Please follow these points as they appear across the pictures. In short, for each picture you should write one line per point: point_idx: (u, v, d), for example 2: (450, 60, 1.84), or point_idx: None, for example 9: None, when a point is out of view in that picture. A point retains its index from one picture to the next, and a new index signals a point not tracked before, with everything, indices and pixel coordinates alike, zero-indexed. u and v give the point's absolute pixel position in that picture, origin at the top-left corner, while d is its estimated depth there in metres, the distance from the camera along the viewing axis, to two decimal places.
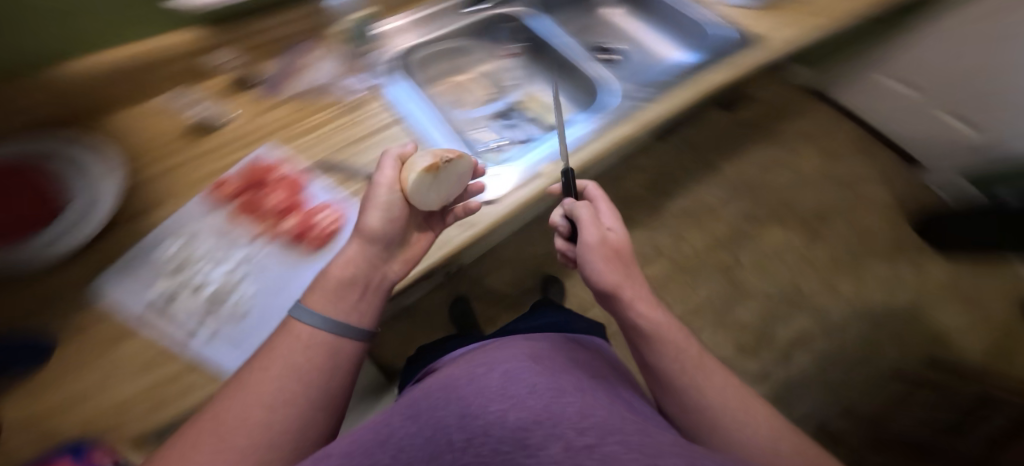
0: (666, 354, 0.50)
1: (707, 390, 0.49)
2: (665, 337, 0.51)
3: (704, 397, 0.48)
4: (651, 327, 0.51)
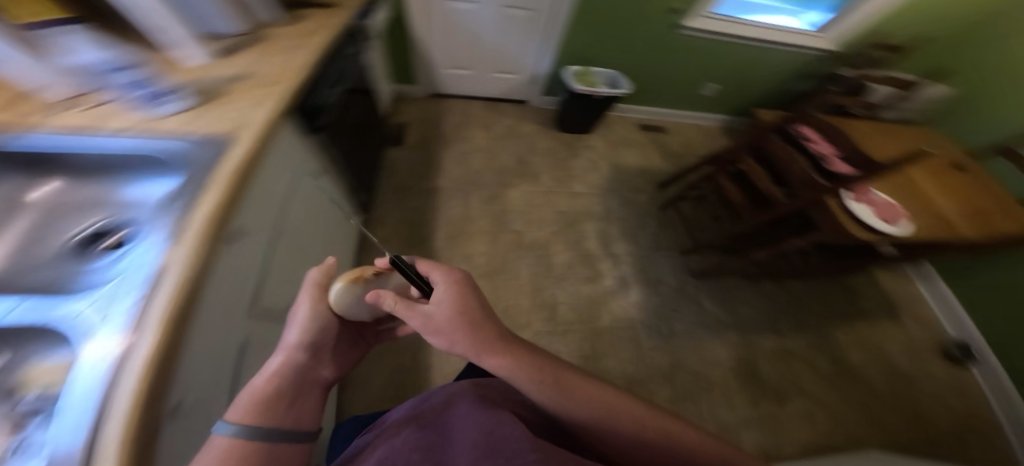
0: (550, 383, 0.62)
1: (582, 383, 0.64)
2: (561, 376, 0.64)
3: (593, 399, 0.62)
4: (543, 366, 0.64)
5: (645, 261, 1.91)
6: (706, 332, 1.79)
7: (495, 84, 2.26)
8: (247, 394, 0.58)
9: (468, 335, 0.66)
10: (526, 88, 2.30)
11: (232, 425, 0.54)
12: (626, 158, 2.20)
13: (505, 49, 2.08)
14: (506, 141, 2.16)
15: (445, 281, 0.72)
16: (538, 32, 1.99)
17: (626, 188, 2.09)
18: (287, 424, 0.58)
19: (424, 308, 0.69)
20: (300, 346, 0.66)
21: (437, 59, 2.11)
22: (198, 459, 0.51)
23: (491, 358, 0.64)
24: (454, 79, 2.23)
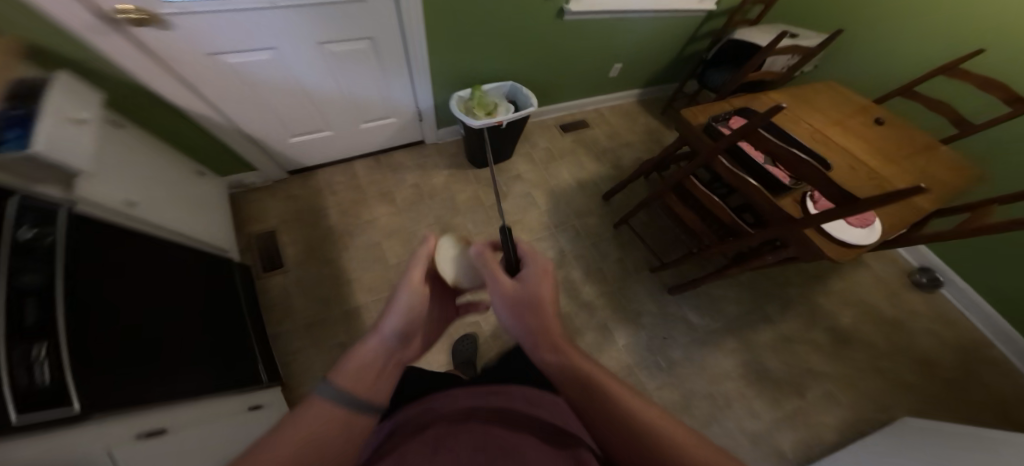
0: (580, 376, 0.60)
1: (612, 387, 0.59)
2: (596, 377, 0.60)
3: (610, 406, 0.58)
4: (581, 363, 0.62)
5: (623, 295, 1.68)
6: (705, 347, 1.65)
7: (368, 134, 1.71)
8: (345, 362, 0.58)
9: (537, 325, 0.64)
10: (408, 126, 1.77)
11: (334, 387, 0.54)
12: (561, 174, 1.84)
13: (349, 90, 1.49)
14: (418, 207, 1.71)
15: (529, 267, 0.68)
16: (384, 57, 1.43)
17: (575, 214, 1.77)
18: (366, 391, 0.56)
19: (509, 290, 0.66)
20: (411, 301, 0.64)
21: (270, 134, 1.52)
22: (295, 420, 0.51)
23: (543, 344, 0.64)
24: (312, 148, 1.65)
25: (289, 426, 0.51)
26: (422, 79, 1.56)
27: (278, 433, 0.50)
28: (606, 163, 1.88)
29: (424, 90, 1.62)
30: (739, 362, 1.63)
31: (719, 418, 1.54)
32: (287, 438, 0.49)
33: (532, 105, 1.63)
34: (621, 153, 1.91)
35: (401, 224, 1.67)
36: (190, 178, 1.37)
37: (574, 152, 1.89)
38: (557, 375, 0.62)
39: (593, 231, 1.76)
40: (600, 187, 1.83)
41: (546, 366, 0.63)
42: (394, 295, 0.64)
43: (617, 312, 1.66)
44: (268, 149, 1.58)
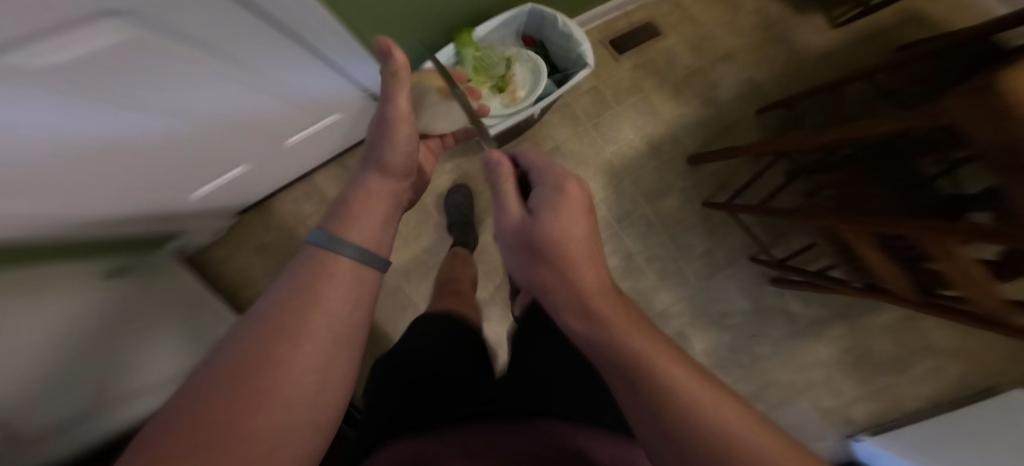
0: (590, 312, 0.50)
1: (638, 340, 0.46)
2: (612, 319, 0.49)
3: (627, 351, 0.46)
4: (602, 304, 0.50)
5: (707, 298, 1.30)
6: (800, 338, 1.40)
7: (307, 146, 1.03)
8: (358, 185, 0.65)
9: (562, 269, 0.53)
10: (366, 111, 1.04)
11: (353, 245, 0.54)
12: (625, 134, 1.18)
13: (206, 119, 0.76)
14: (428, 230, 1.23)
15: (548, 190, 0.59)
16: (211, 52, 0.64)
17: (648, 197, 1.19)
18: (372, 244, 0.57)
19: (527, 224, 0.57)
20: (399, 128, 0.71)
21: (150, 204, 0.91)
22: (289, 276, 0.49)
23: (563, 285, 0.52)
24: (236, 187, 1.03)
25: (293, 295, 0.46)
26: (346, 57, 0.82)
27: (284, 301, 0.45)
28: (697, 98, 1.17)
29: (352, 61, 0.84)
30: (837, 350, 1.41)
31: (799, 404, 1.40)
32: (288, 309, 0.44)
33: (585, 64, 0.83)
34: (722, 75, 1.17)
35: (417, 257, 1.24)
36: (96, 295, 0.82)
37: (644, 92, 1.18)
38: (575, 318, 0.51)
39: (674, 217, 1.21)
40: (687, 145, 1.17)
41: (568, 313, 0.52)
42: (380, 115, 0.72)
43: (698, 317, 1.33)
44: (170, 212, 0.98)
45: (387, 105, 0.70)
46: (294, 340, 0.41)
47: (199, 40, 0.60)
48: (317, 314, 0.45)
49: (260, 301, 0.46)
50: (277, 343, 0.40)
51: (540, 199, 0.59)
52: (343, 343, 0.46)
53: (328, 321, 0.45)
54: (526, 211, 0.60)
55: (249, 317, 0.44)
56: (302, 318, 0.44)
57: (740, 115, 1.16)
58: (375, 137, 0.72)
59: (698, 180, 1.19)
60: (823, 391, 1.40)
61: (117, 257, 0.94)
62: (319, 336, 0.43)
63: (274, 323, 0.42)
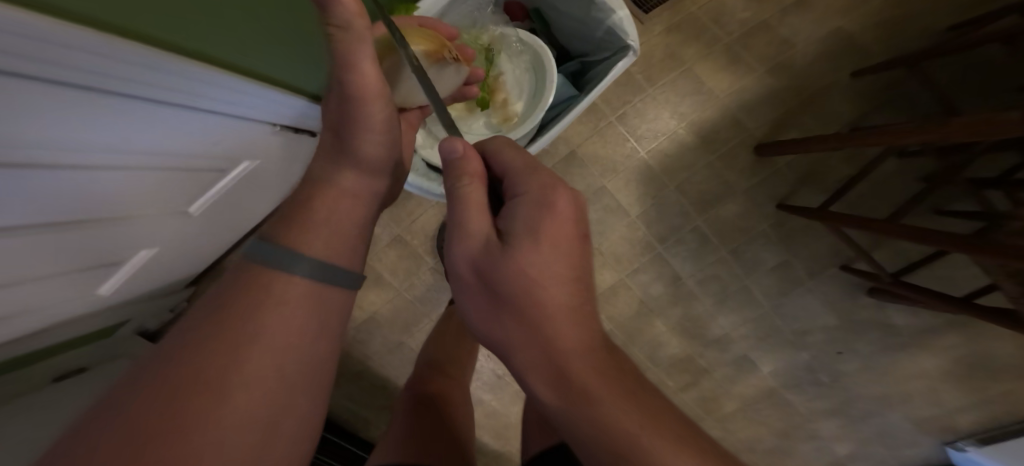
0: (559, 369, 0.34)
1: (608, 399, 0.33)
2: (583, 376, 0.33)
3: (594, 415, 0.33)
4: (577, 357, 0.34)
5: (780, 318, 1.03)
6: (901, 349, 1.06)
7: (234, 206, 0.76)
8: (310, 176, 0.43)
9: (531, 319, 0.34)
10: (296, 146, 0.76)
11: (311, 257, 0.38)
12: (665, 125, 0.89)
13: (63, 232, 0.46)
14: (423, 276, 0.95)
15: (524, 207, 0.36)
16: (45, 150, 0.34)
17: (701, 205, 0.93)
18: (336, 256, 0.40)
19: (488, 259, 0.35)
20: (363, 110, 0.41)
21: (32, 334, 0.63)
22: (219, 295, 0.35)
23: (528, 341, 0.34)
24: (155, 275, 0.76)
25: (230, 326, 0.33)
26: (209, 80, 0.45)
27: (214, 339, 0.32)
28: (763, 67, 0.87)
29: (245, 98, 0.54)
30: (946, 358, 1.06)
31: (889, 417, 1.11)
32: (223, 343, 0.32)
33: (631, 53, 0.52)
34: (796, 29, 0.86)
35: (414, 310, 0.96)
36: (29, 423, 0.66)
37: (691, 65, 0.88)
38: (541, 376, 0.34)
39: (737, 227, 0.94)
40: (750, 131, 0.89)
41: (533, 372, 0.35)
42: (336, 89, 0.41)
43: (766, 338, 1.05)
44: (74, 325, 0.71)
45: (346, 78, 0.39)
46: (239, 386, 0.31)
47: (15, 147, 0.31)
48: (263, 360, 0.33)
49: (184, 326, 0.34)
50: (211, 390, 0.30)
51: (515, 221, 0.36)
52: (302, 379, 0.35)
53: (283, 360, 0.34)
54: (493, 232, 0.36)
55: (174, 343, 0.32)
56: (242, 370, 0.31)
57: (825, 82, 0.87)
58: (325, 116, 0.44)
59: (769, 174, 0.91)
60: (919, 397, 1.09)
61: (35, 375, 0.74)
62: (267, 384, 0.32)
63: (199, 381, 0.30)
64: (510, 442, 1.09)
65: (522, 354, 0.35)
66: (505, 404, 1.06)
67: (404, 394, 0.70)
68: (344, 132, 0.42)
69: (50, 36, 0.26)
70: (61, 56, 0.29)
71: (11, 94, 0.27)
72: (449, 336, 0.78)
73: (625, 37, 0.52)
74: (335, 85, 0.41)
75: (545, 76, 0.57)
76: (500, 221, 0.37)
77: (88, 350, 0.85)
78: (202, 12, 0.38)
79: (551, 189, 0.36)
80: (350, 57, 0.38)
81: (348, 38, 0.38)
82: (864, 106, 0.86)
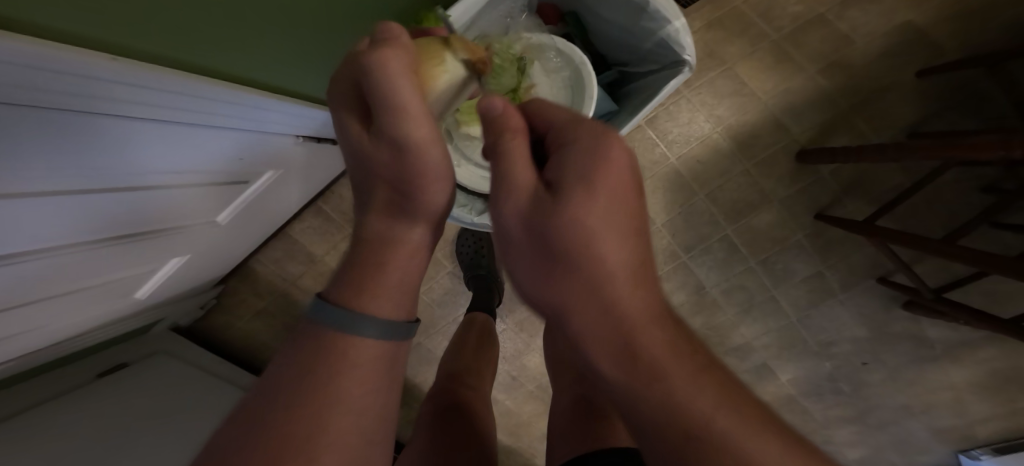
0: (623, 340, 0.24)
1: (687, 383, 0.23)
2: (653, 348, 0.24)
3: (664, 395, 0.23)
4: (648, 327, 0.24)
5: (806, 329, 0.99)
6: (932, 362, 1.00)
7: (259, 211, 0.73)
8: (361, 235, 0.33)
9: (590, 274, 0.24)
10: (318, 155, 0.73)
11: (381, 320, 0.30)
12: (699, 129, 0.84)
13: (79, 253, 0.43)
14: (440, 280, 0.93)
15: (575, 153, 0.26)
16: (55, 178, 0.32)
17: (732, 214, 0.88)
18: (403, 312, 0.32)
19: (537, 209, 0.25)
20: (425, 161, 0.30)
21: (68, 337, 0.64)
22: (296, 355, 0.29)
23: (587, 304, 0.24)
24: (183, 282, 0.75)
25: (306, 388, 0.27)
26: (225, 98, 0.41)
27: (295, 400, 0.27)
28: (814, 67, 0.81)
29: (262, 113, 0.50)
30: (979, 371, 0.99)
31: (908, 427, 1.06)
32: (306, 412, 0.26)
33: (686, 69, 0.48)
34: (856, 25, 0.79)
35: (431, 313, 0.95)
36: (71, 408, 0.68)
37: (732, 64, 0.81)
38: (603, 349, 0.24)
39: (770, 236, 0.89)
40: (794, 136, 0.83)
41: (593, 343, 0.25)
42: (379, 132, 0.29)
43: (789, 349, 1.01)
44: (115, 326, 0.72)
45: (390, 123, 0.27)
46: (326, 449, 0.26)
47: (22, 181, 0.29)
48: (349, 422, 0.27)
49: (262, 387, 0.28)
50: (299, 454, 0.25)
51: (565, 170, 0.26)
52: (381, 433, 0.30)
53: (365, 421, 0.28)
54: (539, 183, 0.26)
55: (249, 407, 0.27)
56: (327, 431, 0.26)
57: (885, 84, 0.80)
58: (365, 164, 0.31)
59: (812, 182, 0.86)
60: (942, 409, 1.03)
61: (68, 376, 0.75)
62: (353, 445, 0.27)
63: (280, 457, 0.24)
64: (522, 440, 1.07)
65: (579, 319, 0.25)
66: (519, 403, 1.04)
67: (425, 406, 0.67)
68: (402, 187, 0.31)
69: (57, 72, 0.24)
70: (80, 86, 0.27)
71: (20, 130, 0.25)
72: (470, 347, 0.76)
73: (682, 50, 0.48)
74: (380, 130, 0.28)
75: (584, 90, 0.53)
76: (547, 172, 0.27)
77: (123, 347, 0.85)
78: (227, 34, 0.36)
79: (605, 136, 0.26)
80: (396, 93, 0.26)
81: (388, 68, 0.26)
82: (930, 111, 0.79)
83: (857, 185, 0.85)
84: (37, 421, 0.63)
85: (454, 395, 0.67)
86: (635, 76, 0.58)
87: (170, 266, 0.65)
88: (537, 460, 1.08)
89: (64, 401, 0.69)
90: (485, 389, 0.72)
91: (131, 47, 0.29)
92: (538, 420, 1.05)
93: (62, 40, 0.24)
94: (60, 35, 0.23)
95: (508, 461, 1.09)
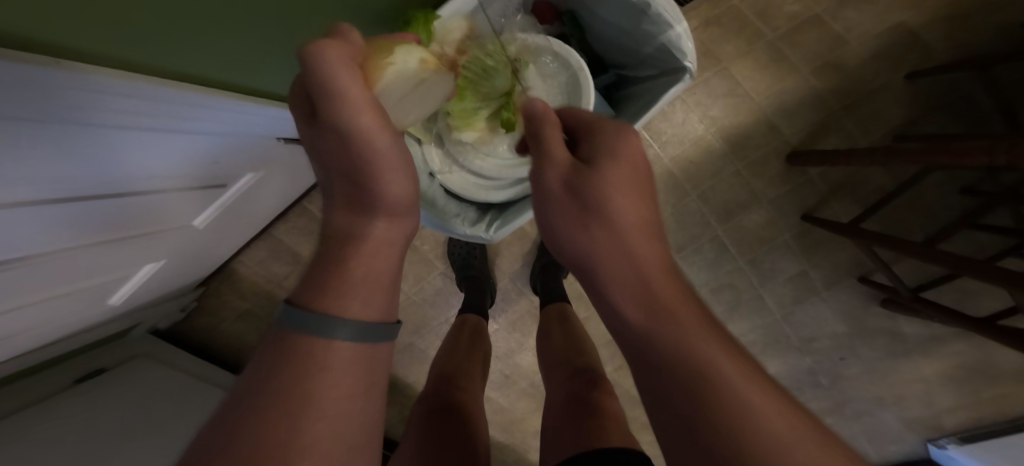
0: (642, 286, 0.27)
1: (691, 321, 0.26)
2: (666, 293, 0.27)
3: (676, 331, 0.26)
4: (664, 279, 0.28)
5: (790, 326, 0.99)
6: (904, 356, 1.02)
7: (242, 212, 0.70)
8: (327, 233, 0.31)
9: (615, 224, 0.28)
10: (303, 156, 0.71)
11: (351, 321, 0.27)
12: (692, 129, 0.83)
13: (43, 262, 0.41)
14: (433, 280, 0.92)
15: (604, 136, 0.31)
16: (12, 188, 0.30)
17: (723, 214, 0.88)
18: (378, 314, 0.30)
19: (574, 172, 0.30)
20: (373, 146, 0.29)
21: (36, 346, 0.61)
22: (269, 368, 0.25)
23: (612, 248, 0.28)
24: (161, 284, 0.72)
25: (277, 397, 0.24)
26: (186, 91, 0.38)
27: (263, 414, 0.23)
28: (808, 67, 0.80)
29: (235, 114, 0.47)
30: (948, 364, 1.02)
31: (881, 417, 1.09)
32: (281, 426, 0.23)
33: (687, 77, 0.47)
34: (851, 25, 0.79)
35: (423, 313, 0.94)
36: (44, 415, 0.65)
37: (727, 63, 0.80)
38: (621, 286, 0.28)
39: (760, 236, 0.90)
40: (786, 137, 0.83)
41: (613, 282, 0.28)
42: (324, 124, 0.29)
43: (772, 346, 1.01)
44: (89, 331, 0.70)
45: (334, 110, 0.28)
46: (302, 460, 0.22)
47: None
48: (328, 433, 0.24)
49: (228, 403, 0.25)
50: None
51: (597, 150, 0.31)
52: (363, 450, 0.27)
53: (347, 433, 0.25)
54: (574, 158, 0.31)
55: (210, 430, 0.24)
56: (301, 441, 0.23)
57: (877, 85, 0.80)
58: (321, 162, 0.31)
59: (800, 183, 0.86)
60: (913, 400, 1.06)
61: (40, 385, 0.71)
62: (333, 456, 0.24)
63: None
64: (515, 436, 1.07)
65: (603, 259, 0.28)
66: (511, 401, 1.04)
67: (416, 408, 0.65)
68: (358, 177, 0.30)
69: None
70: (12, 85, 0.23)
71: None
72: (461, 349, 0.75)
73: (682, 57, 0.47)
74: (325, 121, 0.29)
75: (579, 95, 0.52)
76: (581, 152, 0.32)
77: (99, 353, 0.82)
78: (191, 25, 0.33)
79: (625, 133, 0.32)
80: (332, 79, 0.27)
81: (328, 55, 0.27)
82: (917, 116, 0.80)
83: (843, 187, 0.86)
84: (7, 429, 0.60)
85: (445, 398, 0.65)
86: (631, 80, 0.57)
87: (148, 270, 0.63)
88: (528, 455, 1.09)
89: (35, 412, 0.65)
90: (477, 392, 0.71)
91: (97, 50, 0.28)
92: (531, 416, 1.05)
93: (14, 45, 0.23)
94: (13, 40, 0.22)
95: (499, 457, 1.10)
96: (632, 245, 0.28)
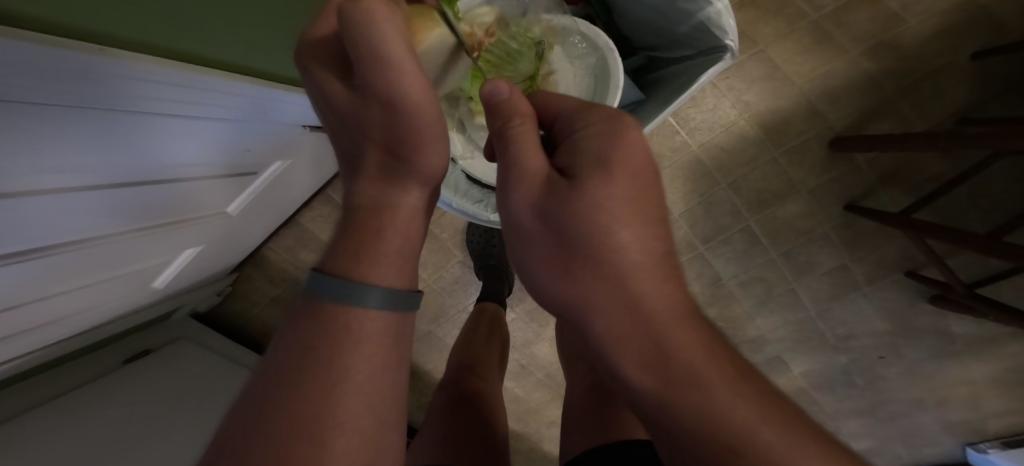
0: (651, 341, 0.23)
1: (716, 377, 0.23)
2: (686, 351, 0.23)
3: (693, 395, 0.22)
4: (679, 331, 0.24)
5: (823, 322, 0.95)
6: (951, 358, 0.95)
7: (271, 200, 0.71)
8: (353, 204, 0.29)
9: (611, 267, 0.23)
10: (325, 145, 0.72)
11: (385, 288, 0.27)
12: (725, 116, 0.80)
13: (90, 248, 0.43)
14: (451, 269, 0.92)
15: (588, 139, 0.26)
16: (59, 176, 0.31)
17: (755, 204, 0.84)
18: (405, 282, 0.29)
19: (554, 192, 0.24)
20: (419, 117, 0.26)
21: (89, 326, 0.64)
22: (299, 339, 0.25)
23: (608, 297, 0.24)
24: (200, 269, 0.74)
25: (311, 369, 0.24)
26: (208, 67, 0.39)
27: (298, 387, 0.24)
28: (857, 48, 0.75)
29: (263, 100, 0.49)
30: (998, 367, 0.95)
31: (917, 420, 1.03)
32: (313, 397, 0.23)
33: (729, 55, 0.44)
34: (908, 2, 0.73)
35: (442, 302, 0.95)
36: (95, 395, 0.69)
37: (766, 45, 0.76)
38: (626, 345, 0.24)
39: (795, 228, 0.86)
40: (830, 122, 0.79)
41: (614, 341, 0.24)
42: (365, 89, 0.25)
43: (803, 342, 0.97)
44: (137, 314, 0.73)
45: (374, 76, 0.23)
46: (337, 433, 0.23)
47: (28, 176, 0.28)
48: (359, 404, 0.24)
49: (261, 376, 0.25)
50: (310, 443, 0.22)
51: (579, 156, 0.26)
52: (394, 414, 0.27)
53: (377, 406, 0.25)
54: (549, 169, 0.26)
55: (246, 403, 0.24)
56: (337, 412, 0.23)
57: (935, 65, 0.74)
58: (355, 128, 0.28)
59: (845, 171, 0.81)
60: (957, 402, 1.00)
61: (93, 364, 0.75)
62: (365, 428, 0.24)
63: (290, 452, 0.22)
64: (529, 425, 1.07)
65: (600, 311, 0.24)
66: (526, 390, 1.04)
67: (436, 397, 0.66)
68: (396, 147, 0.27)
69: (10, 53, 0.20)
70: (46, 61, 0.23)
71: (27, 123, 0.25)
72: (482, 338, 0.75)
73: (722, 35, 0.45)
74: (365, 86, 0.24)
75: (608, 77, 0.50)
76: (560, 159, 0.26)
77: (144, 335, 0.86)
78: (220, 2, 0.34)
79: (618, 121, 0.26)
80: (376, 40, 0.22)
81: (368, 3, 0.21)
82: (977, 97, 0.74)
83: (889, 175, 0.81)
84: (60, 409, 0.64)
85: (465, 386, 0.65)
86: (662, 62, 0.55)
87: (187, 254, 0.65)
88: (543, 445, 1.09)
89: (87, 392, 0.69)
90: (496, 381, 0.71)
91: (142, 32, 0.30)
92: (546, 407, 1.05)
93: (38, 29, 0.23)
94: (40, 26, 0.22)
95: (516, 445, 1.10)
96: (636, 292, 0.23)
